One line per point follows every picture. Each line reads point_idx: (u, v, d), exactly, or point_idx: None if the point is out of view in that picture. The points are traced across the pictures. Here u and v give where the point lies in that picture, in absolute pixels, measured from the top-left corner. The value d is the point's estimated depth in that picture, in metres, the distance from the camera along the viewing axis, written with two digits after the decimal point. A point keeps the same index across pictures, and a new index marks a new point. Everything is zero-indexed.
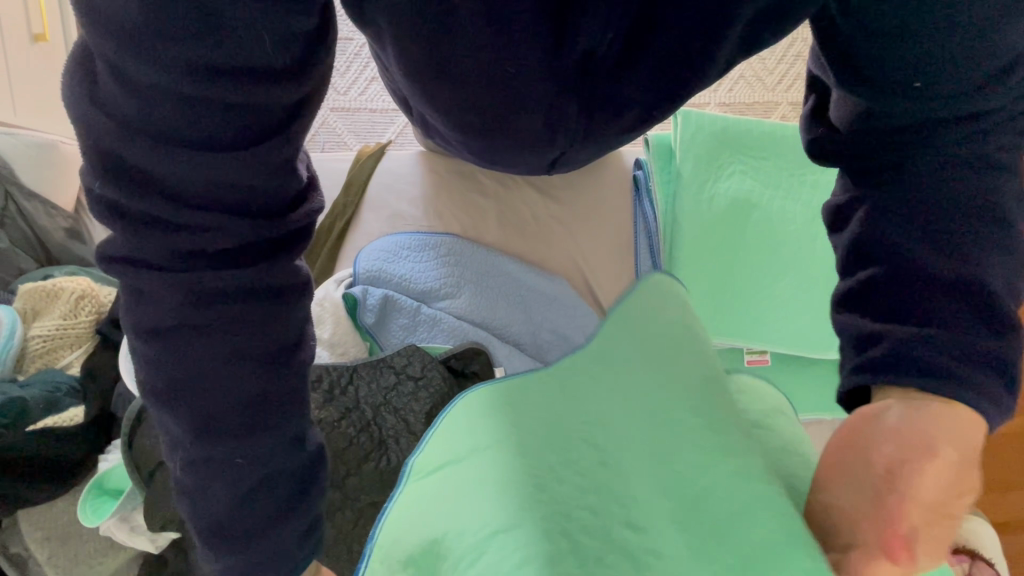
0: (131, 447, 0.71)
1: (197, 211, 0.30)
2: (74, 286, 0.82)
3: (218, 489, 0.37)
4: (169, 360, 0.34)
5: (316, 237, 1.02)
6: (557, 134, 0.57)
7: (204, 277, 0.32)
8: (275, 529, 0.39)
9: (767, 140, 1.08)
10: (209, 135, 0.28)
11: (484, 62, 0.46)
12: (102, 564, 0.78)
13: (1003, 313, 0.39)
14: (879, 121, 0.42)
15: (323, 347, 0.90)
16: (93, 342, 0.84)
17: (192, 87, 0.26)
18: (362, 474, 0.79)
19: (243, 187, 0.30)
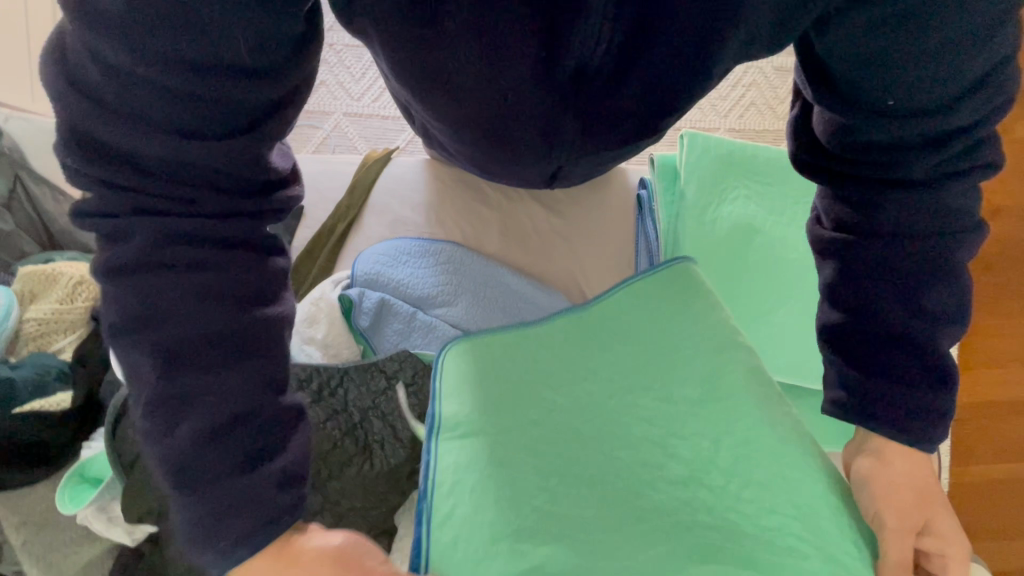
0: (114, 438, 0.71)
1: (161, 185, 0.33)
2: (72, 272, 0.82)
3: (184, 427, 0.36)
4: (131, 296, 0.35)
5: (317, 237, 1.02)
6: (554, 147, 0.56)
7: (174, 223, 0.34)
8: (239, 478, 0.37)
9: (773, 165, 1.07)
10: (182, 126, 0.31)
11: (476, 71, 0.45)
12: (76, 553, 0.78)
13: (941, 363, 0.49)
14: (852, 139, 0.49)
15: (315, 348, 0.90)
16: (87, 329, 0.83)
17: (178, 80, 0.29)
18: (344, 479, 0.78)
19: (209, 170, 0.34)
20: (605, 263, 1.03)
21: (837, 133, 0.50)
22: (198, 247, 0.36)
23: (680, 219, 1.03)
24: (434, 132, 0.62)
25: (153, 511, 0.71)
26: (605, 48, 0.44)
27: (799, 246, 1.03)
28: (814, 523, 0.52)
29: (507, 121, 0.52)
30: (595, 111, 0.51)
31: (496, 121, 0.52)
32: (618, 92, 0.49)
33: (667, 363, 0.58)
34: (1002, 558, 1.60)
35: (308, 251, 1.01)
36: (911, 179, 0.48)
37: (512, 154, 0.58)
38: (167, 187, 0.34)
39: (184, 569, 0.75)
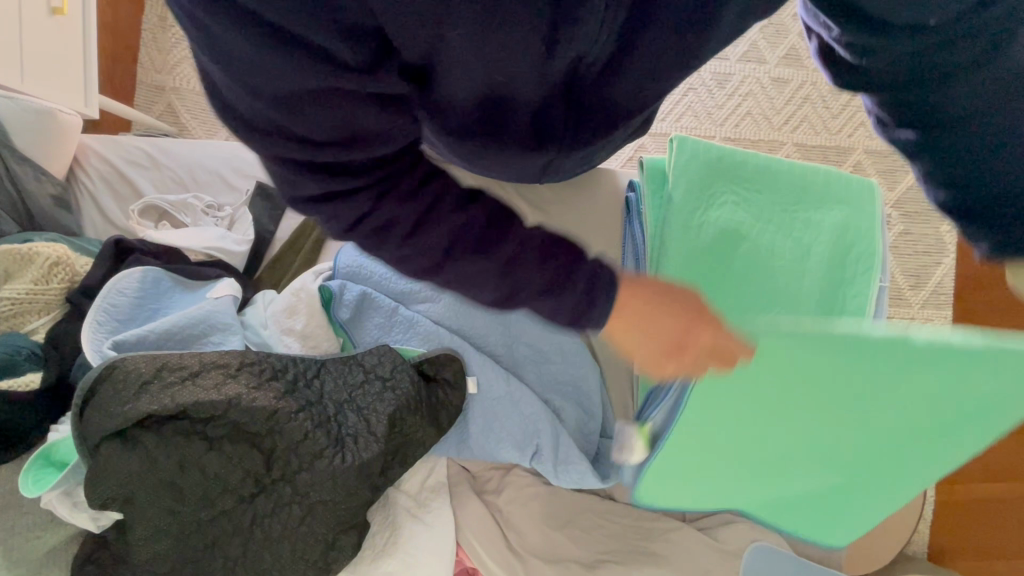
0: (82, 420, 0.69)
1: (341, 153, 0.36)
2: (52, 252, 0.80)
3: (523, 276, 0.46)
4: (420, 257, 0.44)
5: (300, 227, 0.98)
6: (544, 143, 0.51)
7: (388, 189, 0.40)
8: (568, 285, 0.47)
9: (763, 170, 1.07)
10: (339, 120, 0.34)
11: (467, 82, 0.37)
12: (40, 538, 0.77)
13: None
14: (884, 68, 0.40)
15: (295, 339, 0.90)
16: (63, 310, 0.83)
17: (313, 74, 0.31)
18: (314, 471, 0.76)
19: (370, 139, 0.37)
20: None
21: (867, 70, 0.40)
22: (411, 195, 0.41)
23: (672, 226, 1.01)
24: None
25: (119, 497, 0.70)
26: (603, 33, 0.40)
27: (788, 256, 1.02)
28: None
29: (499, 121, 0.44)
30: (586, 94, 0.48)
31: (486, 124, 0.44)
32: (616, 76, 0.46)
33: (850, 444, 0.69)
34: None
35: (291, 240, 0.98)
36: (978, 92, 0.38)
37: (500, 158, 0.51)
38: (344, 157, 0.37)
39: (147, 557, 0.74)
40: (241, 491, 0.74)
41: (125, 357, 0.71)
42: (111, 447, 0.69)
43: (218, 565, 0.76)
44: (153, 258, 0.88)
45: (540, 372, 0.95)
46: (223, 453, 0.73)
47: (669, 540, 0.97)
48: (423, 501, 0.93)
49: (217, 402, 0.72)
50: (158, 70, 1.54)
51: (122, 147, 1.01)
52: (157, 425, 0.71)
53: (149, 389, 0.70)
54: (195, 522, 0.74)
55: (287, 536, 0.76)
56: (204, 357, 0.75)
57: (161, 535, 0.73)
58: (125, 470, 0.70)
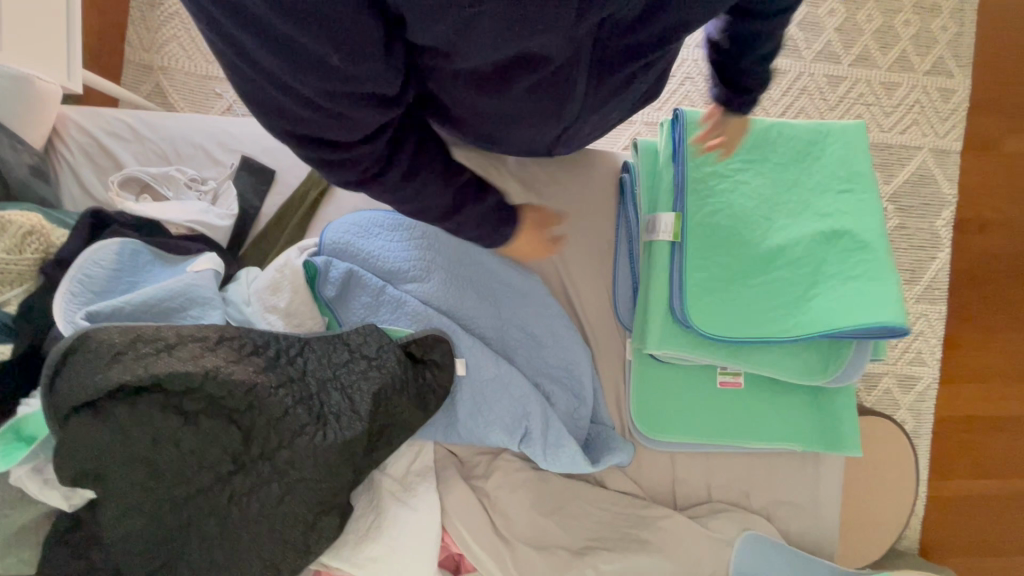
0: (52, 392, 0.66)
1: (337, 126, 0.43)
2: (25, 220, 0.77)
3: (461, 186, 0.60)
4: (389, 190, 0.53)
5: (287, 204, 0.97)
6: (564, 108, 0.60)
7: (371, 149, 0.48)
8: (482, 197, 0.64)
9: (773, 139, 0.97)
10: (341, 98, 0.40)
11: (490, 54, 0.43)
12: (9, 515, 0.75)
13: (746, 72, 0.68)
14: None
15: (278, 316, 0.86)
16: (36, 282, 0.79)
17: (321, 68, 0.37)
18: (295, 448, 0.74)
19: (361, 118, 0.43)
20: (583, 247, 1.00)
21: None
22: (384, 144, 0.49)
23: (667, 207, 0.95)
24: None
25: (91, 472, 0.68)
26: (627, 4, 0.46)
27: (802, 240, 0.93)
28: (841, 177, 0.95)
29: (512, 77, 0.51)
30: (609, 50, 0.54)
31: (502, 75, 0.51)
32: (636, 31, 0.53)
33: (816, 238, 0.92)
34: None
35: (277, 218, 0.96)
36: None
37: (517, 109, 0.58)
38: (338, 127, 0.43)
39: (120, 536, 0.72)
40: (218, 469, 0.72)
41: (99, 327, 0.69)
42: (80, 419, 0.67)
43: (194, 545, 0.73)
44: (132, 230, 0.85)
45: (531, 354, 0.96)
46: (200, 428, 0.71)
47: (660, 527, 0.95)
48: (408, 485, 0.90)
49: (193, 374, 0.69)
50: (146, 48, 1.51)
51: (103, 118, 0.98)
52: (129, 399, 0.68)
53: (121, 360, 0.68)
54: (171, 498, 0.72)
55: (268, 514, 0.74)
56: (181, 330, 0.72)
57: (133, 511, 0.71)
58: (97, 443, 0.67)
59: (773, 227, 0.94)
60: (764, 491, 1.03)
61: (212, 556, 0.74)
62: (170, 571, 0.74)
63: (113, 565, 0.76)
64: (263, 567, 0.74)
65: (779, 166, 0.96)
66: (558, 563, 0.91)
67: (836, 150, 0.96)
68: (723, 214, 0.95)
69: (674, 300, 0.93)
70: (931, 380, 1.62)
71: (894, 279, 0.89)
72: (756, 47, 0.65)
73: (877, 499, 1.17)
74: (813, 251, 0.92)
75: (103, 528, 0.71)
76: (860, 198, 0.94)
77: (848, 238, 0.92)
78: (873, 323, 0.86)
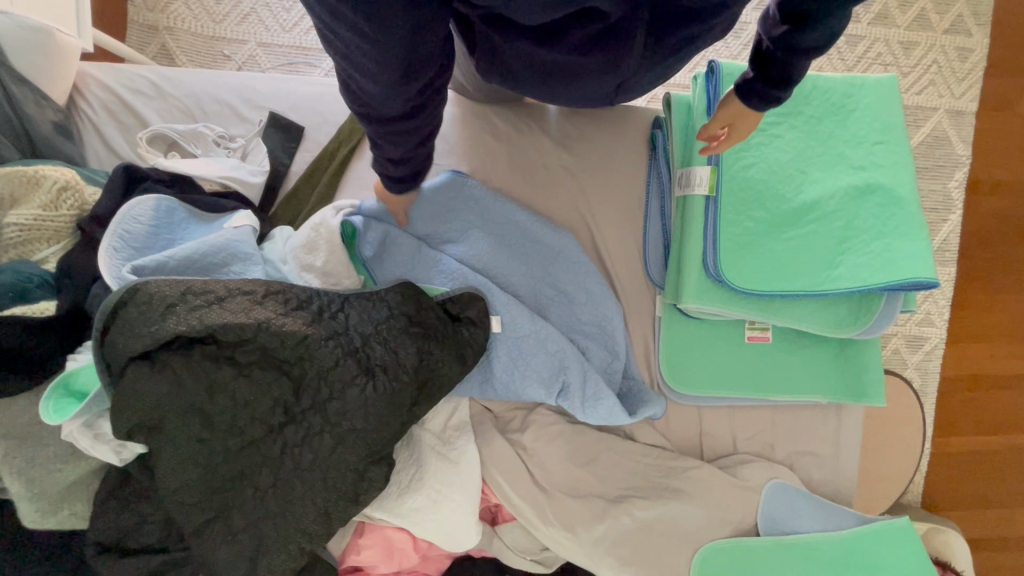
0: (104, 344, 0.68)
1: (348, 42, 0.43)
2: (59, 175, 0.76)
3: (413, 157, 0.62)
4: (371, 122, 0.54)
5: (317, 161, 0.95)
6: (621, 62, 0.58)
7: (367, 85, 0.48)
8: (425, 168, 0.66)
9: (808, 93, 0.96)
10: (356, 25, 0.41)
11: (544, 11, 0.46)
12: (60, 470, 0.75)
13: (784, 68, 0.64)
14: None
15: (315, 276, 0.85)
16: (73, 240, 0.79)
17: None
18: (346, 400, 0.75)
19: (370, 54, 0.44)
20: (615, 203, 1.00)
21: None
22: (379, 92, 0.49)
23: (703, 160, 0.95)
24: (489, 42, 0.58)
25: (147, 422, 0.70)
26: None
27: (836, 194, 0.93)
28: (877, 133, 0.95)
29: (571, 28, 0.51)
30: (665, 3, 0.53)
31: (560, 29, 0.51)
32: None
33: (849, 192, 0.93)
34: (977, 526, 1.65)
35: (307, 176, 0.95)
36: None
37: (577, 64, 0.58)
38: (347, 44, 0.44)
39: (173, 487, 0.73)
40: (270, 420, 0.74)
41: (148, 280, 0.71)
42: (138, 368, 0.69)
43: (248, 495, 0.75)
44: (165, 186, 0.84)
45: (566, 311, 0.96)
46: (253, 378, 0.72)
47: (691, 477, 0.98)
48: (447, 439, 0.92)
49: (245, 325, 0.71)
50: (150, 8, 1.46)
51: (123, 74, 0.95)
52: (185, 348, 0.70)
53: (175, 311, 0.70)
54: (225, 448, 0.73)
55: (320, 464, 0.75)
56: (229, 284, 0.74)
57: (188, 463, 0.72)
58: (154, 392, 0.69)
59: (806, 181, 0.94)
60: (789, 442, 1.05)
61: (264, 507, 0.75)
62: (225, 522, 0.76)
63: (164, 517, 0.78)
64: (315, 517, 0.75)
65: (816, 121, 0.96)
66: (594, 510, 0.93)
67: (872, 105, 0.96)
68: (759, 168, 0.94)
69: (707, 255, 0.93)
70: (940, 340, 1.65)
71: (922, 236, 0.91)
72: (800, 43, 0.59)
73: (894, 449, 1.21)
74: (846, 206, 0.92)
75: (159, 479, 0.73)
76: (893, 154, 0.94)
77: (881, 195, 0.92)
78: (904, 279, 0.88)
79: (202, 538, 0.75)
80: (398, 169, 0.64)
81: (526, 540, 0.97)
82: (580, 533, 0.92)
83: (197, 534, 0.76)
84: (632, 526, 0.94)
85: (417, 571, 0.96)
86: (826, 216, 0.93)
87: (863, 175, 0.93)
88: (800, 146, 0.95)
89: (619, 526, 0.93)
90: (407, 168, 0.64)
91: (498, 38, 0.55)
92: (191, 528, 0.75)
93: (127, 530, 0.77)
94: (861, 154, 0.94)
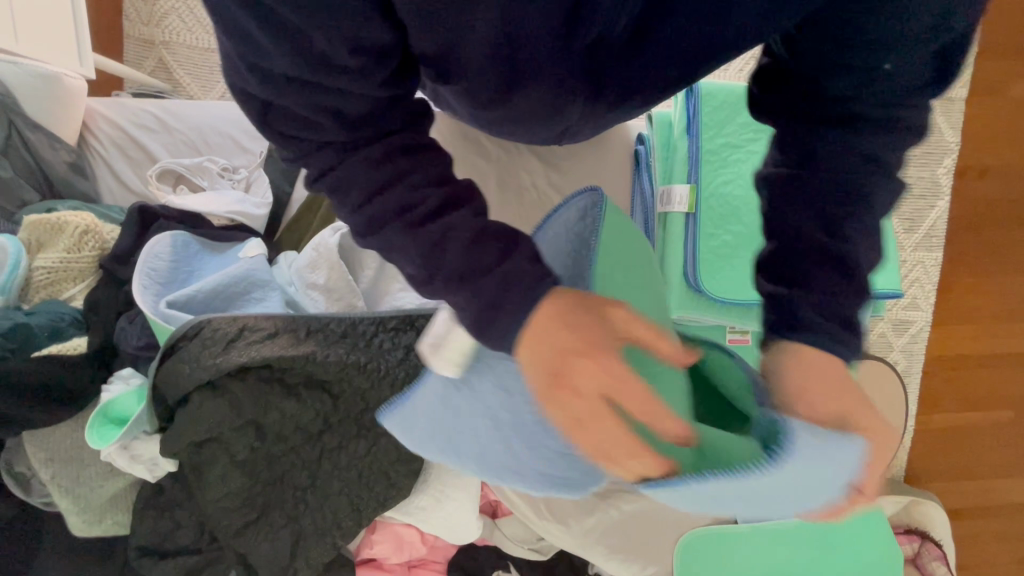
0: (163, 368, 0.77)
1: (294, 96, 0.34)
2: (79, 220, 0.83)
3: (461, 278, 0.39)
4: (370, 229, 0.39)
5: (316, 191, 1.01)
6: (565, 112, 0.60)
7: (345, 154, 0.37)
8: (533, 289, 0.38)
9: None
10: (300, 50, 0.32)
11: (484, 65, 0.45)
12: (102, 486, 0.84)
13: (835, 224, 0.47)
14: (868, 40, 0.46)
15: (319, 293, 0.90)
16: (96, 278, 0.86)
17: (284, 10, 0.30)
18: (380, 411, 0.84)
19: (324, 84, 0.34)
20: None
21: (861, 28, 0.45)
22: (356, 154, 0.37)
23: (682, 179, 1.00)
24: (445, 98, 0.59)
25: (205, 438, 0.78)
26: (627, 16, 0.45)
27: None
28: None
29: (514, 88, 0.52)
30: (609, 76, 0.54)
31: (503, 94, 0.52)
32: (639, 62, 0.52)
33: None
34: (958, 496, 1.75)
35: (307, 204, 0.99)
36: (870, 65, 0.46)
37: (522, 113, 0.60)
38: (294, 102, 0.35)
39: (220, 494, 0.81)
40: (311, 429, 0.82)
41: (211, 318, 0.77)
42: (201, 394, 0.76)
43: (290, 495, 0.84)
44: (177, 222, 0.89)
45: None
46: (300, 399, 0.80)
47: None
48: None
49: (297, 356, 0.77)
50: (145, 22, 1.48)
51: (130, 110, 1.00)
52: (241, 376, 0.77)
53: (235, 345, 0.76)
54: (270, 455, 0.82)
55: (358, 466, 0.84)
56: (276, 319, 0.80)
57: (236, 472, 0.81)
58: (214, 414, 0.76)
59: None
60: None
61: (306, 504, 0.84)
62: (264, 522, 0.84)
63: (196, 521, 0.86)
64: (349, 511, 0.85)
65: None
66: (585, 505, 1.02)
67: None
68: (735, 184, 1.00)
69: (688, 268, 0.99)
70: (924, 323, 1.71)
71: (890, 247, 0.96)
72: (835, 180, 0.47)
73: None
74: None
75: (206, 487, 0.81)
76: None
77: None
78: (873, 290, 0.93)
79: (244, 537, 0.84)
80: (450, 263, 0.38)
81: (524, 531, 1.06)
82: (571, 525, 1.00)
83: (240, 534, 0.84)
84: (618, 517, 1.01)
85: (426, 558, 1.06)
86: None
87: None
88: None
89: (607, 518, 1.01)
90: (461, 254, 0.38)
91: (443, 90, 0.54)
92: (233, 529, 0.83)
93: (165, 534, 0.86)
94: None
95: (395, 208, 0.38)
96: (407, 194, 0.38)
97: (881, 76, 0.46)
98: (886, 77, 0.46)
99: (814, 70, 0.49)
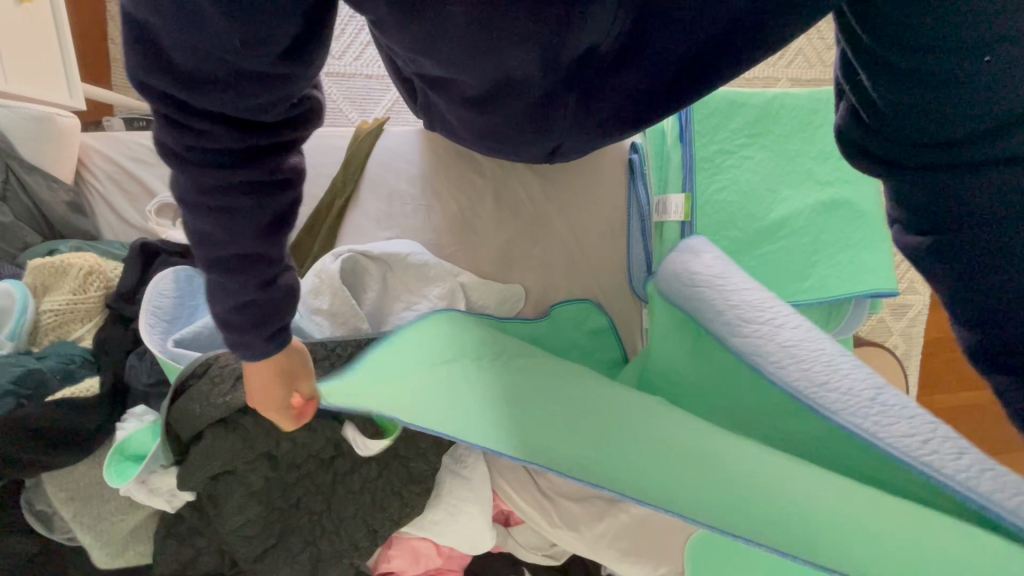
0: (173, 407, 0.78)
1: (190, 69, 0.35)
2: (83, 262, 0.85)
3: (242, 274, 0.46)
4: (187, 184, 0.42)
5: (316, 213, 1.04)
6: (555, 126, 0.63)
7: (198, 130, 0.39)
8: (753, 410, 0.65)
9: (776, 112, 1.04)
10: (219, 40, 0.33)
11: (472, 68, 0.49)
12: (123, 521, 0.86)
13: None
14: (921, 62, 0.41)
15: (323, 318, 0.90)
16: (103, 316, 0.88)
17: (213, 15, 0.32)
18: (389, 432, 0.86)
19: (228, 79, 0.36)
20: (599, 226, 1.03)
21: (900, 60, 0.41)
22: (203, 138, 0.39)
23: (677, 188, 1.01)
24: (437, 103, 0.66)
25: (221, 471, 0.80)
26: (613, 30, 0.49)
27: (804, 210, 0.99)
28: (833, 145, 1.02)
29: (500, 97, 0.56)
30: (597, 85, 0.57)
31: (496, 96, 0.56)
32: (626, 72, 0.55)
33: (815, 209, 0.99)
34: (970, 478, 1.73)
35: (308, 227, 1.03)
36: (946, 84, 0.41)
37: (510, 128, 0.63)
38: (189, 66, 0.35)
39: (238, 523, 0.83)
40: (322, 455, 0.84)
41: (218, 354, 0.80)
42: (216, 430, 0.79)
43: (305, 520, 0.86)
44: (178, 257, 0.91)
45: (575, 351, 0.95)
46: (310, 428, 0.82)
47: None
48: (459, 458, 1.02)
49: None
50: None
51: (123, 144, 1.02)
52: (252, 410, 0.80)
53: (244, 381, 0.79)
54: (283, 485, 0.84)
55: (369, 488, 0.86)
56: None
57: (251, 502, 0.82)
58: (228, 449, 0.79)
59: (774, 196, 1.01)
60: None
61: (321, 527, 0.86)
62: (282, 547, 0.85)
63: (216, 549, 0.87)
64: (366, 532, 0.86)
65: (776, 139, 1.03)
66: (597, 512, 1.01)
67: (828, 122, 1.03)
68: (728, 188, 1.01)
69: None
70: (922, 306, 1.64)
71: (884, 249, 0.97)
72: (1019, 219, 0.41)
73: None
74: (814, 221, 0.99)
75: (224, 518, 0.82)
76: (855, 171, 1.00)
77: (846, 208, 0.99)
78: (871, 290, 0.93)
79: (264, 562, 0.85)
80: (228, 304, 0.48)
81: (537, 538, 1.08)
82: (583, 532, 1.00)
83: (259, 561, 0.85)
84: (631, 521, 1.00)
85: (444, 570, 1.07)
86: (798, 231, 0.99)
87: (824, 189, 1.00)
88: (767, 165, 1.02)
89: (617, 522, 1.00)
90: (241, 281, 0.47)
91: (438, 95, 0.61)
92: (252, 557, 0.84)
93: (186, 563, 0.87)
94: (823, 170, 1.01)
95: (212, 197, 0.42)
96: (219, 239, 0.45)
97: (963, 100, 0.41)
98: (992, 106, 0.40)
99: (901, 112, 0.43)
